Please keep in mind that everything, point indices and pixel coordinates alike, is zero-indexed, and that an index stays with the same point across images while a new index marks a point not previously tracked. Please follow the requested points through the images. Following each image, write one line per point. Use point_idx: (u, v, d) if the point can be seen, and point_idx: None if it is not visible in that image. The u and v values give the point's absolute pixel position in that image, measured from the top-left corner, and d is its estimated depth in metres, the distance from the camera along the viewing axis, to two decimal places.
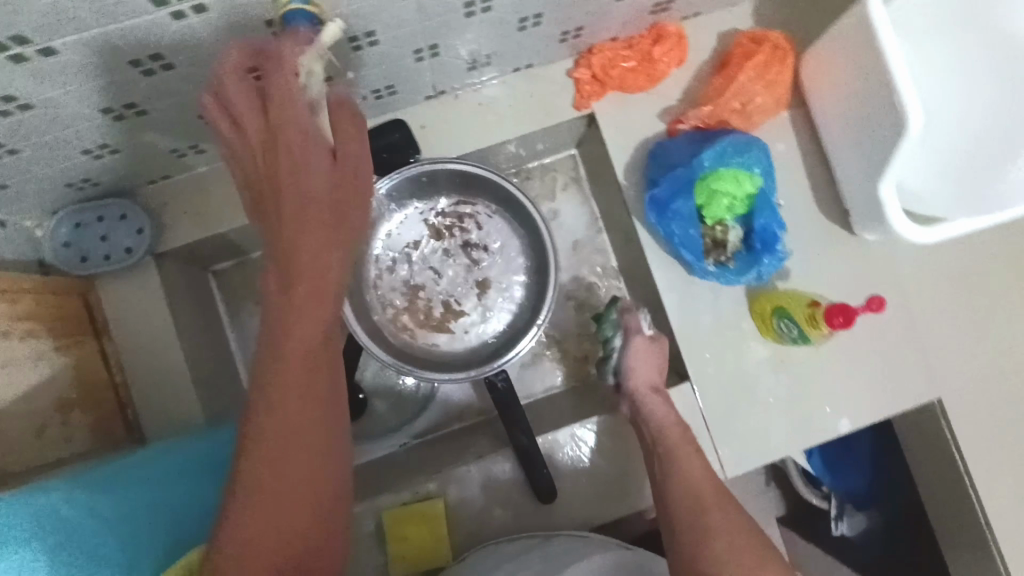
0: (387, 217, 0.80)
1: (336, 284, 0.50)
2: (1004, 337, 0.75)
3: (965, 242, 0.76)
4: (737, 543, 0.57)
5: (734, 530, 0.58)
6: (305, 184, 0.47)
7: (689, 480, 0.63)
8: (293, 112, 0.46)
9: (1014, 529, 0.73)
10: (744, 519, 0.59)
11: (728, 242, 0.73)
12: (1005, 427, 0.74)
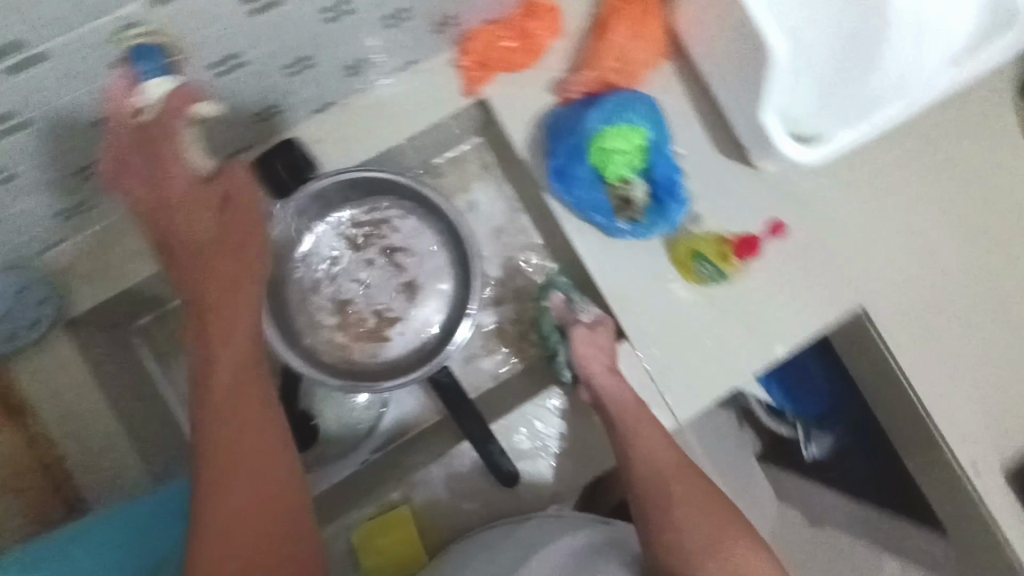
0: (301, 239, 0.79)
1: (239, 315, 0.59)
2: (910, 236, 0.78)
3: (857, 155, 0.79)
4: (705, 511, 0.60)
5: (704, 502, 0.60)
6: (191, 233, 0.57)
7: (655, 455, 0.64)
8: (170, 172, 0.55)
9: (954, 414, 0.77)
10: (709, 490, 0.62)
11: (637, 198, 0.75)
12: (927, 320, 0.77)
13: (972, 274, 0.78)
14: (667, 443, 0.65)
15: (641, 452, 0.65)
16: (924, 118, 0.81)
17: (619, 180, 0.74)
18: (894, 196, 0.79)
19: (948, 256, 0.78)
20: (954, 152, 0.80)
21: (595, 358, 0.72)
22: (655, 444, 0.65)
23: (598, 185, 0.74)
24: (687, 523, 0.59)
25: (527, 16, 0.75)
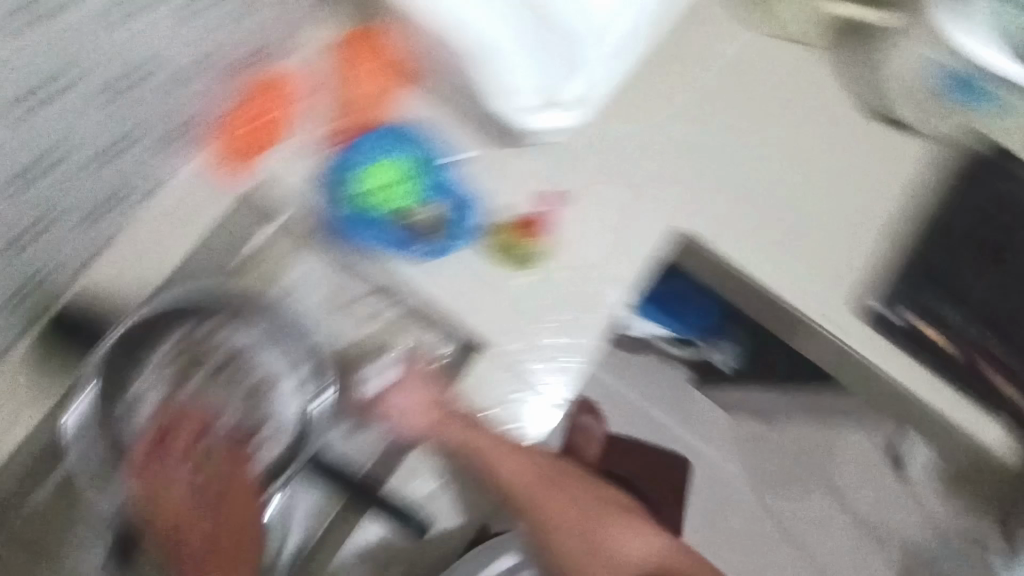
0: (105, 396, 0.69)
1: (230, 527, 0.72)
2: (688, 150, 0.84)
3: (614, 99, 0.84)
4: (585, 510, 0.79)
5: (580, 506, 0.79)
6: (176, 493, 0.72)
7: (518, 474, 0.76)
8: (167, 471, 0.72)
9: (792, 287, 0.82)
10: (581, 493, 0.80)
11: (429, 218, 0.75)
12: (733, 218, 0.83)
13: (758, 159, 0.84)
14: (524, 462, 0.77)
15: (519, 484, 0.76)
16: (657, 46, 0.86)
17: (409, 208, 0.75)
18: (668, 119, 0.84)
19: (733, 152, 0.84)
20: (702, 59, 0.86)
21: (415, 415, 0.74)
22: (519, 465, 0.76)
23: (392, 223, 0.75)
24: (574, 523, 0.78)
25: (263, 95, 0.77)
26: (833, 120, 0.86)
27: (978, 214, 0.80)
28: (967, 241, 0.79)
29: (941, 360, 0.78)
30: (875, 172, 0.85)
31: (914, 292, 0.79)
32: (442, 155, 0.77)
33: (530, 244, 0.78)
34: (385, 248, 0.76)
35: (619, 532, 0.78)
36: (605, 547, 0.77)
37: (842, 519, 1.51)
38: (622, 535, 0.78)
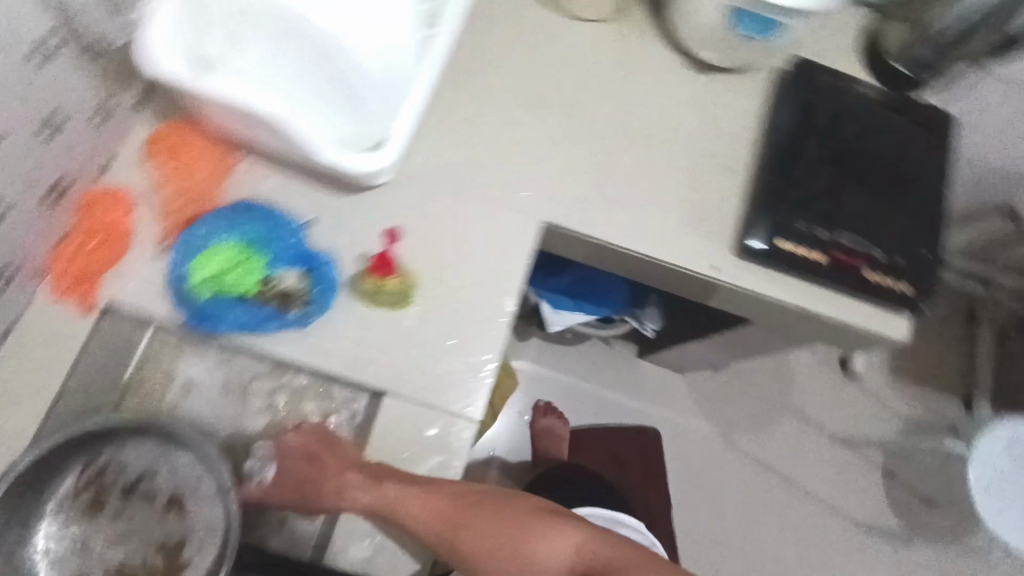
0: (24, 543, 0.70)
1: None
2: (533, 146, 0.88)
3: (451, 118, 0.86)
4: (496, 530, 0.70)
5: (485, 527, 0.70)
6: None
7: (413, 515, 0.70)
8: None
9: (660, 242, 0.88)
10: (485, 511, 0.71)
11: (287, 284, 0.74)
12: (590, 197, 0.88)
13: (600, 135, 0.91)
14: (411, 502, 0.70)
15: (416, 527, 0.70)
16: (478, 58, 0.89)
17: (260, 285, 0.74)
18: (506, 118, 0.88)
19: (574, 134, 0.90)
20: (524, 56, 0.91)
21: (310, 491, 0.73)
22: (406, 505, 0.70)
23: (246, 304, 0.73)
24: (483, 550, 0.70)
25: (91, 212, 0.74)
26: (655, 85, 0.94)
27: (805, 136, 0.90)
28: (804, 161, 0.89)
29: (818, 270, 0.85)
30: (705, 121, 0.93)
31: (775, 218, 0.87)
32: (278, 221, 0.76)
33: (391, 285, 0.76)
34: (252, 329, 0.73)
35: (532, 540, 0.69)
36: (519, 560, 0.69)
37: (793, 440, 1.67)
38: (535, 543, 0.69)
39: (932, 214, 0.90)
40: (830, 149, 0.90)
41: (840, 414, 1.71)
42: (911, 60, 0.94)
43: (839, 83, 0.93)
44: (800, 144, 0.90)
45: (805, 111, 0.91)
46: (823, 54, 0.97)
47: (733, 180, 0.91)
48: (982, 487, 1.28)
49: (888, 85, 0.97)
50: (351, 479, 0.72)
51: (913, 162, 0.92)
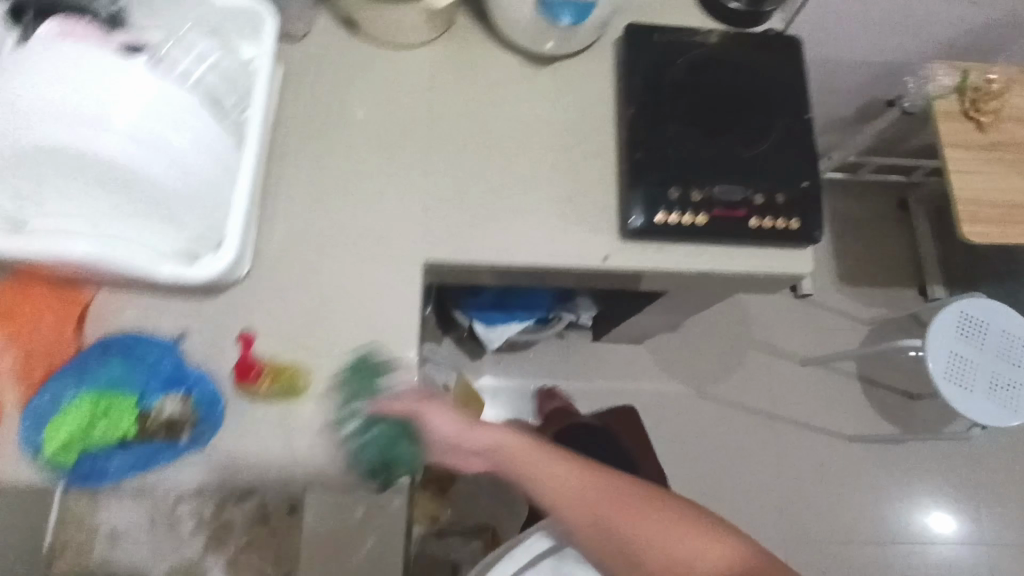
0: None
1: None
2: (395, 189, 0.87)
3: (303, 186, 0.85)
4: (654, 519, 0.73)
5: (639, 515, 0.72)
6: None
7: (554, 474, 0.73)
8: None
9: (547, 246, 0.86)
10: (669, 519, 0.73)
11: (167, 413, 0.71)
12: (466, 222, 0.87)
13: (457, 157, 0.90)
14: (574, 478, 0.74)
15: (571, 508, 0.73)
16: (316, 118, 0.88)
17: (138, 423, 0.70)
18: (359, 169, 0.87)
19: (429, 165, 0.89)
20: (363, 102, 0.90)
21: (468, 460, 0.74)
22: (549, 472, 0.74)
23: (130, 447, 0.69)
24: (619, 526, 0.72)
25: None
26: (498, 90, 0.93)
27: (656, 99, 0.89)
28: (660, 125, 0.88)
29: (704, 230, 0.84)
30: (558, 111, 0.92)
31: (647, 192, 0.85)
32: (135, 352, 0.72)
33: (272, 384, 0.74)
34: (145, 469, 0.69)
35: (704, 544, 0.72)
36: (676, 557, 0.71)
37: (766, 371, 1.68)
38: (696, 545, 0.72)
39: (802, 137, 0.89)
40: (683, 106, 0.89)
41: (805, 335, 1.72)
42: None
43: (676, 34, 0.92)
44: (653, 108, 0.88)
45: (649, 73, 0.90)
46: (652, 11, 0.97)
47: (600, 161, 0.90)
48: (943, 373, 1.28)
49: (722, 23, 0.97)
50: (521, 442, 0.75)
51: (769, 91, 0.91)
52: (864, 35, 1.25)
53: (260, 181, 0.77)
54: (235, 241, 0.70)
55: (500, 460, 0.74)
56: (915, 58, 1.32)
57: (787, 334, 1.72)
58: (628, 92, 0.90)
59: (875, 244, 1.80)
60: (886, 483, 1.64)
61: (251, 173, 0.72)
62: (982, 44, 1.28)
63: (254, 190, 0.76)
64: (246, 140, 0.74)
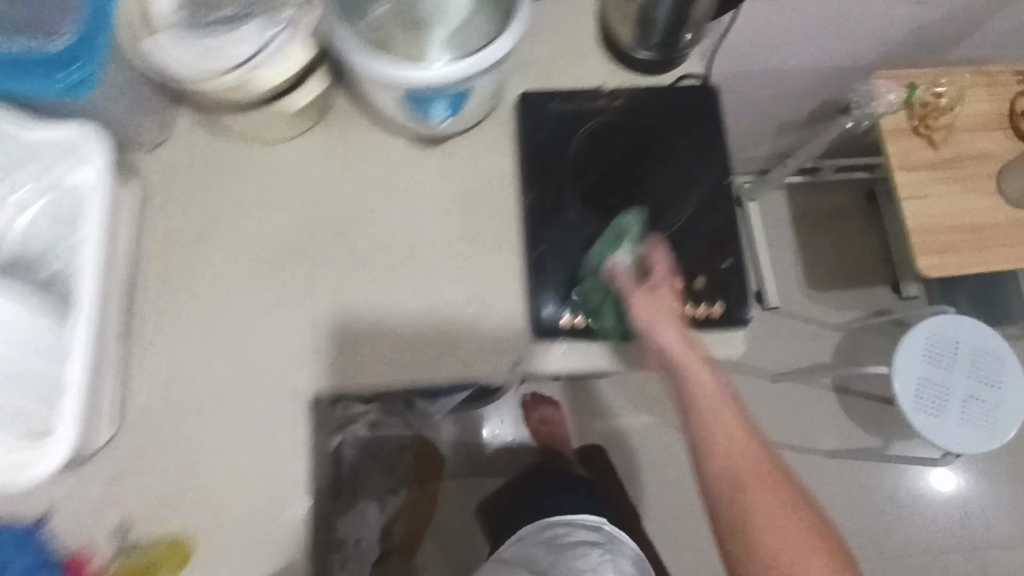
0: None
1: None
2: (279, 313, 0.80)
3: (176, 323, 0.78)
4: (789, 510, 0.62)
5: (773, 489, 0.62)
6: None
7: (724, 445, 0.64)
8: None
9: (450, 359, 0.79)
10: (811, 531, 0.62)
11: None
12: (358, 341, 0.79)
13: (347, 263, 0.82)
14: (745, 431, 0.64)
15: (728, 439, 0.64)
16: (183, 239, 0.80)
17: None
18: (236, 294, 0.79)
19: (316, 276, 0.81)
20: (236, 213, 0.81)
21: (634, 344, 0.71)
22: (752, 453, 0.64)
23: None
24: (750, 483, 0.62)
25: None
26: (387, 181, 0.84)
27: (555, 183, 0.81)
28: (559, 216, 0.81)
29: (616, 330, 0.77)
30: (453, 198, 0.83)
31: (551, 294, 0.79)
32: None
33: None
34: None
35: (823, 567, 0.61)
36: (791, 562, 0.60)
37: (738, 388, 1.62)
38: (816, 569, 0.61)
39: (721, 209, 0.80)
40: (584, 190, 0.81)
41: (776, 346, 1.65)
42: (645, 34, 0.83)
43: (573, 103, 0.83)
44: (551, 197, 0.81)
45: (545, 153, 0.82)
46: (550, 69, 0.86)
47: (502, 253, 0.81)
48: (913, 402, 1.22)
49: (629, 75, 0.87)
50: (719, 398, 0.65)
51: (681, 157, 0.82)
52: (802, 46, 1.14)
53: (117, 331, 0.70)
54: (68, 432, 0.61)
55: (672, 366, 0.68)
56: (861, 62, 1.21)
57: (759, 347, 1.65)
58: (524, 175, 0.82)
59: (844, 241, 1.71)
60: (873, 492, 1.60)
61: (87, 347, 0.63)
62: (935, 41, 1.17)
63: (100, 354, 0.68)
64: (79, 305, 0.64)
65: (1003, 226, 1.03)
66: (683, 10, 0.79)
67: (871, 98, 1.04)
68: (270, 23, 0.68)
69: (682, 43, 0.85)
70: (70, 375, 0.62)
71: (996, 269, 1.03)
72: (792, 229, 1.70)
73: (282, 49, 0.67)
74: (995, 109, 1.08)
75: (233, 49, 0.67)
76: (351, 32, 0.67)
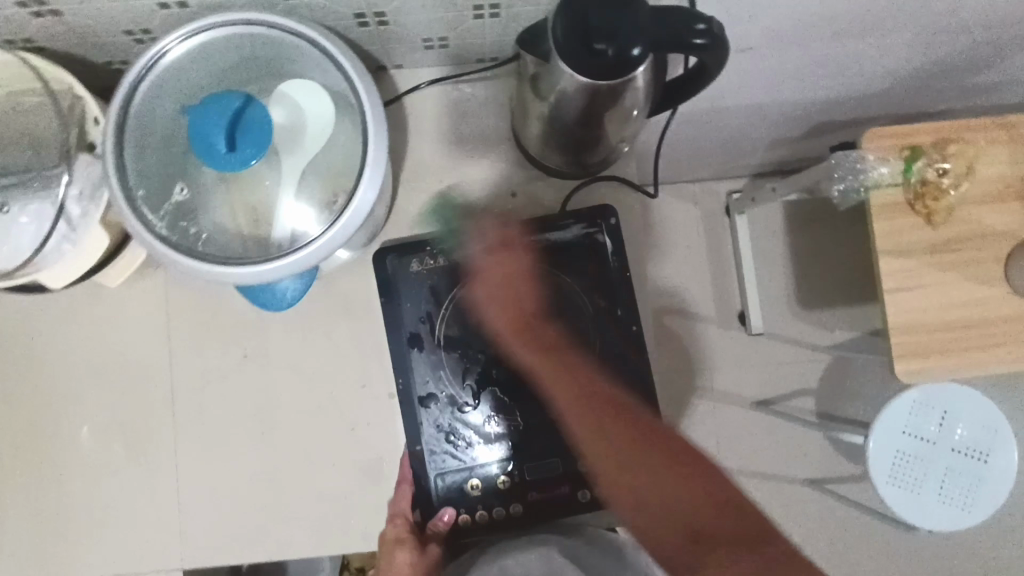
0: None
1: None
2: (135, 479, 0.70)
3: (25, 501, 0.70)
4: (627, 448, 0.58)
5: (611, 435, 0.59)
6: None
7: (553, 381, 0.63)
8: None
9: (334, 524, 0.71)
10: (650, 456, 0.58)
11: None
12: (227, 505, 0.70)
13: (218, 426, 0.71)
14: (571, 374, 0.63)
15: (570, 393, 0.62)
16: (23, 404, 0.70)
17: None
18: (88, 463, 0.70)
19: (176, 437, 0.71)
20: (81, 367, 0.71)
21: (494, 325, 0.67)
22: (572, 389, 0.62)
23: None
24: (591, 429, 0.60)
25: None
26: (255, 328, 0.71)
27: (442, 345, 0.69)
28: (449, 389, 0.68)
29: (522, 524, 0.67)
30: (331, 339, 0.71)
31: (445, 484, 0.67)
32: None
33: None
34: None
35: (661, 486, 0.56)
36: (639, 489, 0.57)
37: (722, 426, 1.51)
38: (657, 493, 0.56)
39: (633, 364, 0.69)
40: (479, 356, 0.69)
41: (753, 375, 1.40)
42: (558, 125, 0.63)
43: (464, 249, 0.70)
44: (436, 365, 0.69)
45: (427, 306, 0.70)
46: (447, 180, 0.73)
47: (392, 407, 0.71)
48: (886, 477, 1.11)
49: (543, 176, 0.73)
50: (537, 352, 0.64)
51: (580, 306, 0.70)
52: (780, 87, 0.94)
53: None
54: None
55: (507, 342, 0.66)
56: (854, 96, 1.01)
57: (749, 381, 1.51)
58: (403, 341, 0.69)
59: (841, 255, 1.48)
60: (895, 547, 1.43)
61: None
62: (941, 73, 0.97)
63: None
64: None
65: (1003, 321, 0.88)
66: (606, 100, 0.57)
67: (862, 165, 0.86)
68: (56, 198, 0.56)
69: (622, 121, 0.62)
70: None
71: (991, 368, 0.88)
72: (780, 241, 1.48)
73: (80, 233, 0.56)
74: (1014, 170, 0.89)
75: (22, 241, 0.56)
76: (147, 224, 0.54)
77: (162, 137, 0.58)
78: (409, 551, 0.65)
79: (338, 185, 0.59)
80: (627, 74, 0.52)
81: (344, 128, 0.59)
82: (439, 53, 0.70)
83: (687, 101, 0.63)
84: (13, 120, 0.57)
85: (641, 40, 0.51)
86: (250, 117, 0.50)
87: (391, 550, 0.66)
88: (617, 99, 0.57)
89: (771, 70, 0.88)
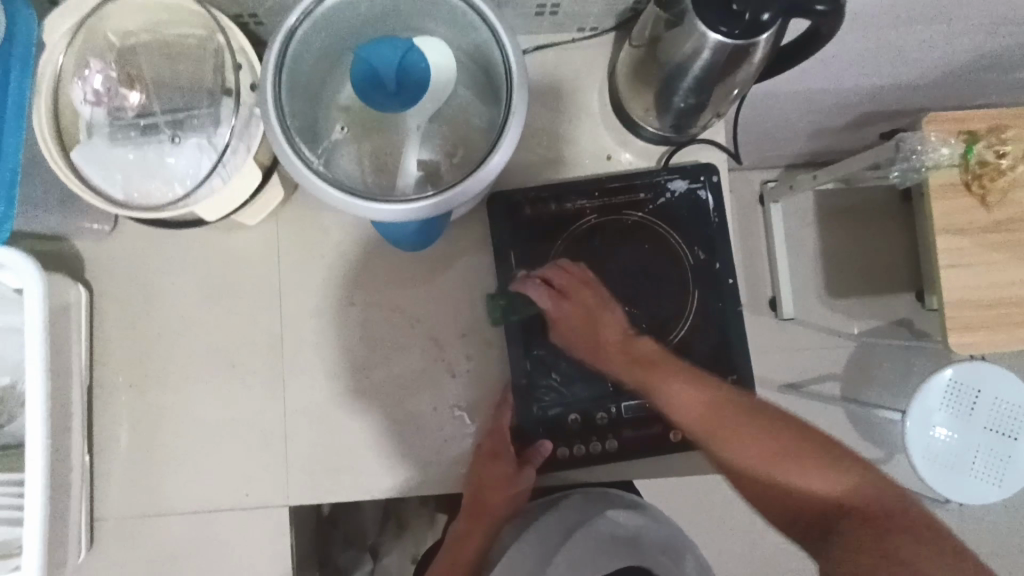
0: None
1: None
2: (245, 415, 0.73)
3: (139, 433, 0.73)
4: (772, 445, 0.69)
5: (759, 440, 0.69)
6: None
7: (680, 404, 0.69)
8: None
9: (434, 465, 0.74)
10: (791, 457, 0.68)
11: None
12: (333, 443, 0.74)
13: (325, 368, 0.74)
14: (701, 390, 0.70)
15: (679, 402, 0.69)
16: (139, 338, 0.73)
17: None
18: (199, 399, 0.73)
19: (284, 377, 0.74)
20: (195, 305, 0.74)
21: (586, 345, 0.73)
22: (691, 400, 0.69)
23: None
24: (728, 439, 0.69)
25: None
26: (362, 276, 0.75)
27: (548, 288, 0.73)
28: (560, 332, 0.73)
29: (615, 459, 0.72)
30: (433, 289, 0.75)
31: (545, 419, 0.72)
32: None
33: None
34: None
35: (799, 476, 0.68)
36: (786, 480, 0.68)
37: None
38: (801, 479, 0.67)
39: (720, 312, 0.74)
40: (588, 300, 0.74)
41: (785, 358, 1.45)
42: (668, 90, 0.67)
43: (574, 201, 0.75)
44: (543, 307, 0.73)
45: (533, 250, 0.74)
46: (544, 144, 0.77)
47: (489, 354, 0.75)
48: (922, 452, 1.16)
49: (635, 145, 0.77)
50: (636, 368, 0.71)
51: (680, 259, 0.74)
52: (844, 72, 0.99)
53: (70, 444, 0.68)
54: (31, 568, 0.63)
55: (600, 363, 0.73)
56: (906, 84, 1.06)
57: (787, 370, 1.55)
58: (515, 285, 0.73)
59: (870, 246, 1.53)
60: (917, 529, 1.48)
61: (39, 483, 0.63)
62: (992, 65, 1.02)
63: (59, 483, 0.66)
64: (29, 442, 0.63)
65: None
66: (725, 68, 0.62)
67: (923, 147, 0.90)
68: (215, 141, 0.59)
69: (724, 97, 0.68)
70: (34, 511, 0.63)
71: None
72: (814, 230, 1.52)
73: (232, 173, 0.59)
74: None
75: (176, 175, 0.59)
76: (305, 161, 0.56)
77: (317, 67, 0.62)
78: (506, 464, 0.74)
79: (462, 138, 0.62)
80: (753, 38, 0.57)
81: (472, 84, 0.64)
82: (546, 20, 0.73)
83: (788, 68, 0.67)
84: (168, 60, 0.60)
85: (772, 7, 0.55)
86: (412, 60, 0.59)
87: (488, 463, 0.74)
88: (735, 69, 0.62)
89: (841, 54, 0.92)
